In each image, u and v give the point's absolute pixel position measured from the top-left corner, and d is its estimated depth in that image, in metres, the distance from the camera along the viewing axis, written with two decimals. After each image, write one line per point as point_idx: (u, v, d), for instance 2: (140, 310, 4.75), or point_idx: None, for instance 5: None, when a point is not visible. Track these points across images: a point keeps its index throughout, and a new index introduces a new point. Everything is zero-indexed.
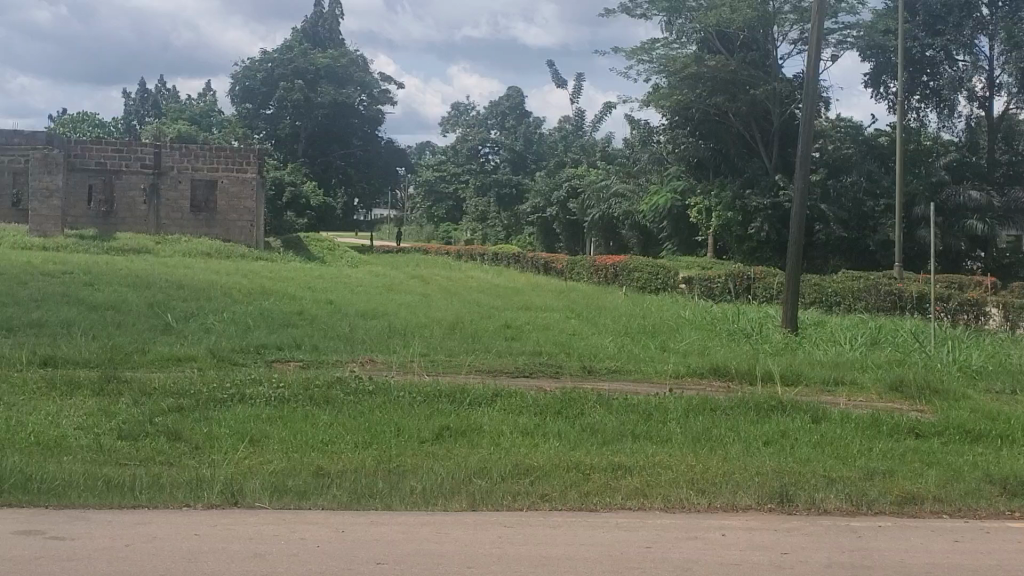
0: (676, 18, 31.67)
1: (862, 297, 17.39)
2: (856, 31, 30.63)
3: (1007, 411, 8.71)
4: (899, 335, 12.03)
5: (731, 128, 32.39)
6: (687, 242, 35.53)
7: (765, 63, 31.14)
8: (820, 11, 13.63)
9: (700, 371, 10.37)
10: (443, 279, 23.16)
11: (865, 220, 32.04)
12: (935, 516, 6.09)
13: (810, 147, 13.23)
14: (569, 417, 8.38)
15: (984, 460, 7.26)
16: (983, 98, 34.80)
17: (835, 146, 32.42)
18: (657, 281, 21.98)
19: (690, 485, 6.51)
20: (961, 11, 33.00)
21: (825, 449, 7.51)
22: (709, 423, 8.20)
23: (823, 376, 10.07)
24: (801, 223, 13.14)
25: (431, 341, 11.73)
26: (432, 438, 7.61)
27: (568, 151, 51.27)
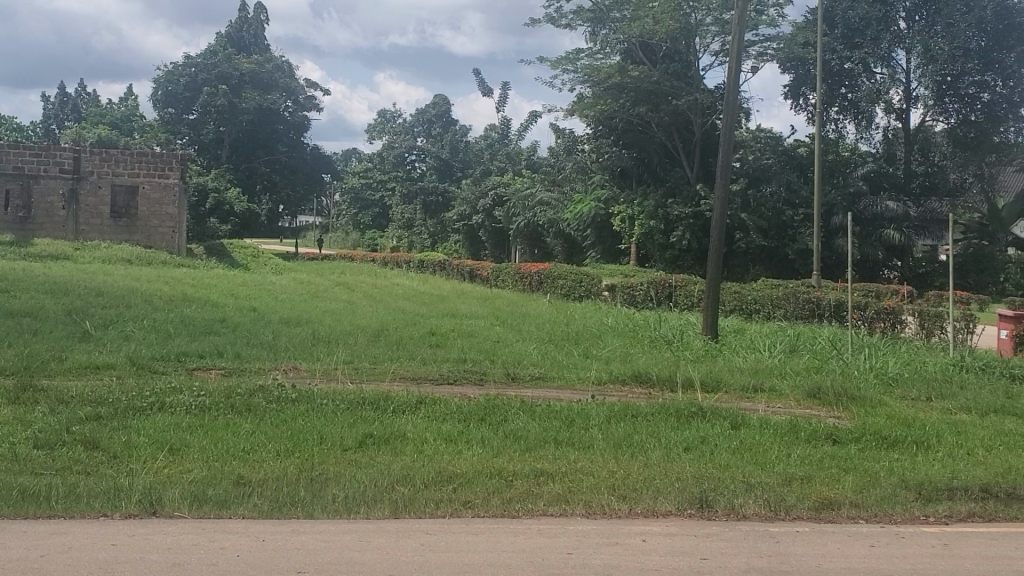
0: (601, 28, 31.95)
1: (781, 305, 17.63)
2: (776, 43, 31.06)
3: (921, 417, 8.92)
4: (817, 342, 12.25)
5: (655, 138, 32.69)
6: (612, 250, 35.85)
7: (687, 74, 31.51)
8: (740, 23, 13.86)
9: (622, 377, 10.47)
10: (367, 286, 23.09)
11: (785, 229, 32.57)
12: (851, 521, 6.22)
13: (729, 158, 13.43)
14: (492, 424, 8.40)
15: (899, 466, 7.43)
16: (900, 111, 35.63)
17: (756, 156, 32.75)
18: (580, 289, 22.10)
19: (612, 491, 6.58)
20: (879, 24, 33.84)
21: (744, 455, 7.63)
22: (630, 429, 8.29)
23: (742, 384, 10.21)
24: (722, 231, 13.33)
25: (355, 349, 11.69)
26: (355, 445, 7.59)
27: (494, 159, 51.41)
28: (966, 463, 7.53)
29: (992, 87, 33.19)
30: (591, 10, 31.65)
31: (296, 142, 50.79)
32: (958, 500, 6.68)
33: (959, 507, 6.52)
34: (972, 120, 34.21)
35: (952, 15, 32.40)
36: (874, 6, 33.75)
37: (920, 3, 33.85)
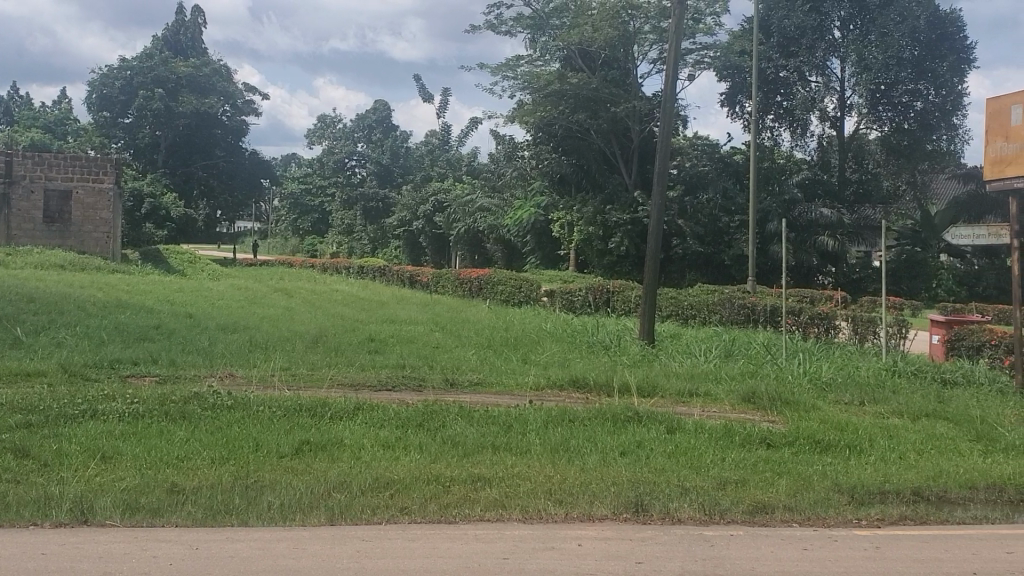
0: (541, 36, 32.14)
1: (717, 310, 17.80)
2: (713, 52, 31.37)
3: (854, 421, 9.07)
4: (752, 347, 12.40)
5: (594, 144, 32.86)
6: (552, 256, 35.99)
7: (625, 81, 31.75)
8: (677, 30, 13.98)
9: (560, 383, 10.51)
10: (306, 292, 22.96)
11: (721, 236, 32.99)
12: (785, 524, 6.30)
13: (666, 165, 13.54)
14: (430, 430, 8.39)
15: (833, 469, 7.55)
16: (834, 119, 36.17)
17: (692, 163, 32.88)
18: (519, 294, 22.16)
19: (548, 495, 6.61)
20: (813, 34, 34.29)
21: (679, 459, 7.71)
22: (567, 433, 8.34)
23: (678, 389, 10.28)
24: (659, 237, 13.43)
25: (293, 356, 11.61)
26: (292, 452, 7.54)
27: (435, 164, 51.38)
28: (898, 467, 7.67)
29: (925, 95, 33.77)
30: (531, 17, 31.81)
31: (234, 147, 50.34)
32: (890, 504, 6.78)
33: (890, 510, 6.64)
34: (905, 128, 34.77)
35: (886, 24, 32.91)
36: (809, 16, 34.20)
37: (854, 12, 34.42)
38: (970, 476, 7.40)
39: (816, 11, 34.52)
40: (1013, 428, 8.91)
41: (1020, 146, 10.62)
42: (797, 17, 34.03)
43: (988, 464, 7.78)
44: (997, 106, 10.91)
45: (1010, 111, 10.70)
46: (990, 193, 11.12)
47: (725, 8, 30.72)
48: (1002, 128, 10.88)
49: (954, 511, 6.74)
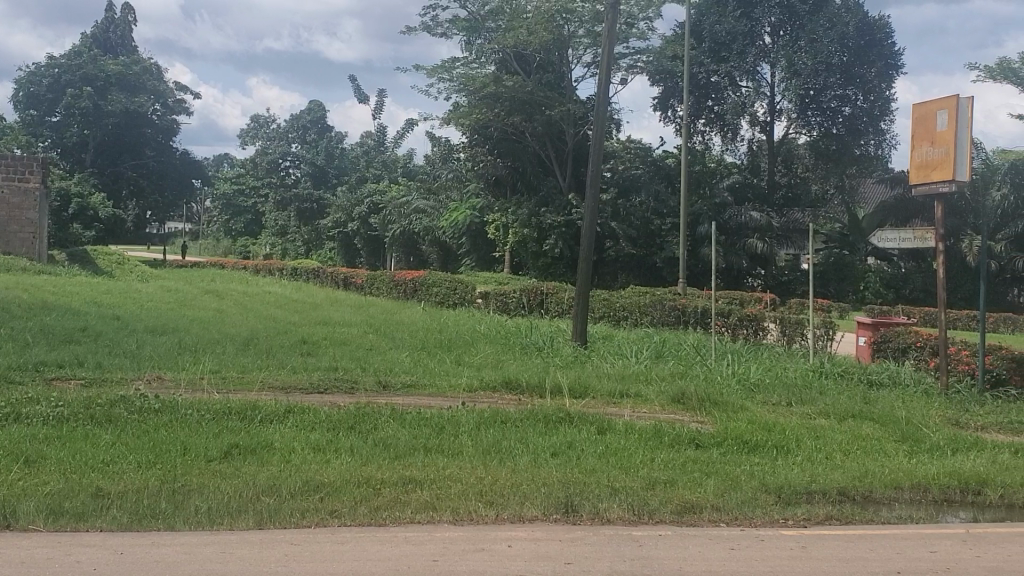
0: (476, 38, 31.86)
1: (649, 312, 17.92)
2: (646, 56, 31.58)
3: (782, 422, 9.19)
4: (682, 348, 12.52)
5: (529, 147, 32.98)
6: (487, 258, 36.00)
7: (560, 85, 32.04)
8: (610, 35, 14.04)
9: (492, 385, 10.52)
10: (237, 294, 22.75)
11: (653, 238, 33.18)
12: (713, 525, 6.37)
13: (599, 168, 13.60)
14: (361, 433, 8.35)
15: (760, 470, 7.64)
16: (764, 124, 36.63)
17: (625, 167, 33.42)
18: (455, 296, 22.14)
19: (479, 497, 6.63)
20: (744, 39, 34.64)
21: (608, 459, 7.77)
22: (499, 435, 8.36)
23: (609, 390, 10.35)
24: (591, 240, 13.51)
25: (224, 358, 11.50)
26: (220, 456, 7.46)
27: (370, 165, 51.22)
28: (824, 467, 7.78)
29: (853, 101, 34.52)
30: (466, 19, 31.72)
31: (165, 146, 49.71)
32: (816, 504, 6.89)
33: (816, 510, 6.74)
34: (834, 133, 35.34)
35: (815, 31, 33.41)
36: (740, 22, 34.65)
37: (784, 19, 34.89)
38: (895, 476, 7.54)
39: (747, 17, 34.95)
40: (936, 429, 9.10)
41: (945, 150, 10.83)
42: (729, 22, 34.42)
43: (911, 464, 7.95)
44: (923, 110, 11.06)
45: (936, 116, 10.87)
46: (915, 195, 11.37)
47: (658, 13, 31.03)
48: (929, 132, 11.05)
49: (878, 510, 6.86)
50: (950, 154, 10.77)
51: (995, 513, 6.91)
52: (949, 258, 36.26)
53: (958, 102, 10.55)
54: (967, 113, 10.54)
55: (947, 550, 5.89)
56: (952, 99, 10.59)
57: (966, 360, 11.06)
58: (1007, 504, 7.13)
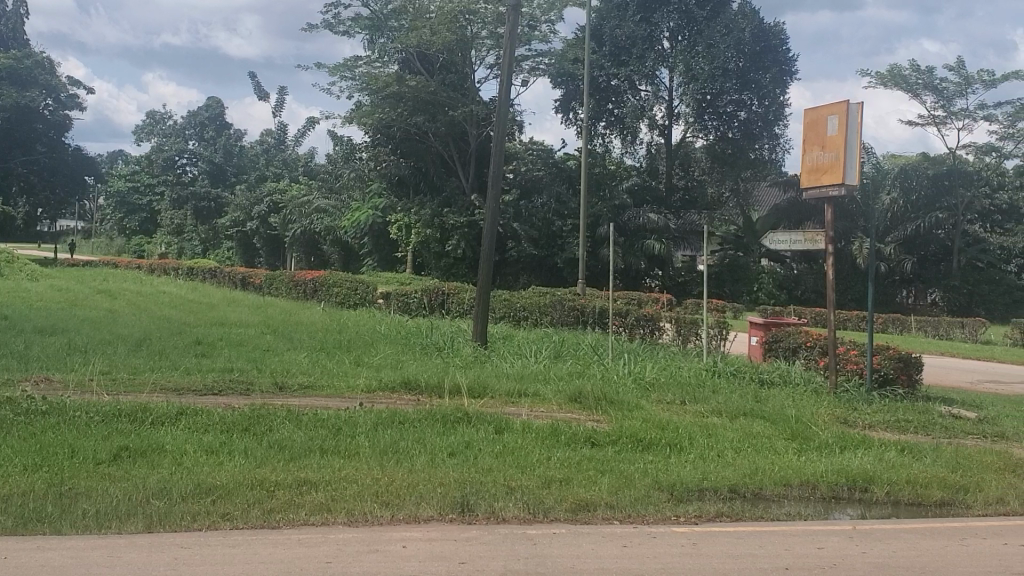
0: (379, 36, 31.83)
1: (548, 312, 18.04)
2: (548, 59, 31.75)
3: (675, 420, 9.32)
4: (580, 348, 12.63)
5: (432, 147, 33.03)
6: (388, 258, 35.87)
7: (462, 85, 32.13)
8: (511, 36, 14.06)
9: (391, 386, 10.46)
10: (131, 294, 22.29)
11: (553, 239, 33.53)
12: (606, 522, 6.44)
13: (500, 169, 13.64)
14: (256, 434, 8.25)
15: (653, 468, 7.73)
16: (662, 127, 37.12)
17: (527, 168, 33.15)
18: (355, 296, 22.01)
19: (375, 497, 6.60)
20: (643, 44, 35.25)
21: (506, 459, 7.79)
22: (396, 435, 8.33)
23: (507, 389, 10.38)
24: (492, 241, 13.49)
25: (115, 359, 11.28)
26: (109, 459, 7.31)
27: (270, 163, 50.73)
28: (716, 465, 7.92)
29: (748, 106, 35.17)
30: (368, 18, 31.57)
31: (57, 143, 48.47)
32: (707, 500, 7.02)
33: (707, 507, 6.85)
34: (729, 137, 36.04)
35: (712, 36, 34.17)
36: (639, 26, 35.22)
37: (682, 24, 35.53)
38: (785, 474, 7.71)
39: (646, 21, 35.43)
40: (825, 427, 9.32)
41: (835, 155, 11.12)
42: (628, 26, 35.10)
43: (802, 462, 8.13)
44: (814, 115, 11.29)
45: (826, 121, 11.12)
46: (806, 199, 11.63)
47: (560, 16, 31.25)
48: (819, 137, 11.30)
49: (769, 507, 7.01)
50: (840, 159, 11.06)
51: (881, 509, 7.12)
52: (841, 260, 37.22)
53: (848, 108, 10.82)
54: (856, 119, 10.85)
55: (835, 547, 6.04)
56: (843, 105, 10.85)
57: (855, 359, 11.39)
58: (892, 501, 7.34)
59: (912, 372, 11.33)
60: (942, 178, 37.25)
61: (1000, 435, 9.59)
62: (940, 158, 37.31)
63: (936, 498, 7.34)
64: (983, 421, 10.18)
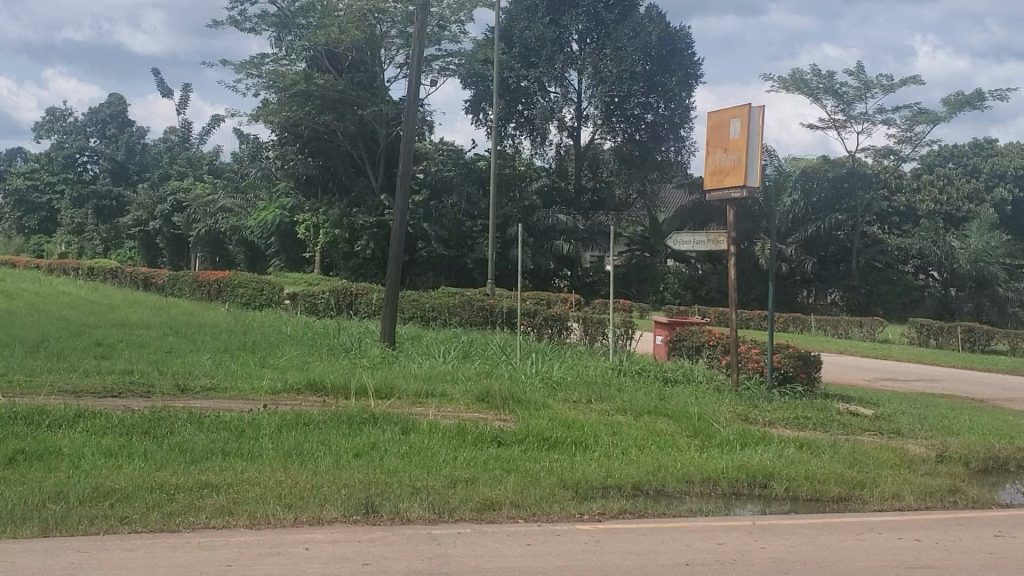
0: (286, 34, 31.30)
1: (457, 313, 18.04)
2: (457, 59, 31.78)
3: (582, 419, 9.36)
4: (488, 348, 12.65)
5: (340, 146, 32.92)
6: (296, 259, 35.50)
7: (372, 84, 32.07)
8: (421, 36, 13.97)
9: (296, 387, 10.36)
10: (28, 293, 21.67)
11: (462, 240, 33.54)
12: (510, 520, 6.48)
13: (409, 169, 13.58)
14: (157, 437, 8.11)
15: (559, 467, 7.77)
16: (572, 128, 37.32)
17: (438, 169, 33.26)
18: (260, 298, 21.73)
19: (278, 501, 6.52)
20: (552, 46, 35.40)
21: (411, 459, 7.77)
22: (300, 437, 8.24)
23: (414, 390, 10.35)
24: (400, 241, 13.43)
25: (11, 361, 10.99)
26: (4, 463, 7.12)
27: (173, 162, 49.86)
28: (619, 462, 8.00)
29: (655, 108, 35.64)
30: (275, 15, 30.98)
31: None
32: (612, 498, 7.09)
33: (611, 505, 6.91)
34: (637, 139, 36.31)
35: (620, 39, 34.69)
36: (548, 29, 35.46)
37: (591, 26, 36.14)
38: (687, 470, 7.83)
39: (554, 23, 35.75)
40: (727, 424, 9.47)
41: (737, 157, 11.31)
42: (538, 28, 35.15)
43: (704, 458, 8.25)
44: (716, 118, 11.51)
45: (729, 124, 11.35)
46: (709, 201, 11.78)
47: (469, 17, 31.30)
48: (721, 140, 11.50)
49: (671, 503, 7.11)
50: (742, 160, 11.26)
51: (779, 505, 7.25)
52: (745, 260, 37.86)
53: (751, 111, 11.06)
54: (758, 122, 11.11)
55: (734, 542, 6.15)
56: (745, 108, 11.10)
57: (755, 358, 11.56)
58: (791, 496, 7.48)
59: (811, 370, 11.60)
60: (842, 179, 38.09)
61: (896, 431, 9.84)
62: (840, 160, 38.13)
63: (834, 494, 7.49)
64: (879, 417, 10.43)
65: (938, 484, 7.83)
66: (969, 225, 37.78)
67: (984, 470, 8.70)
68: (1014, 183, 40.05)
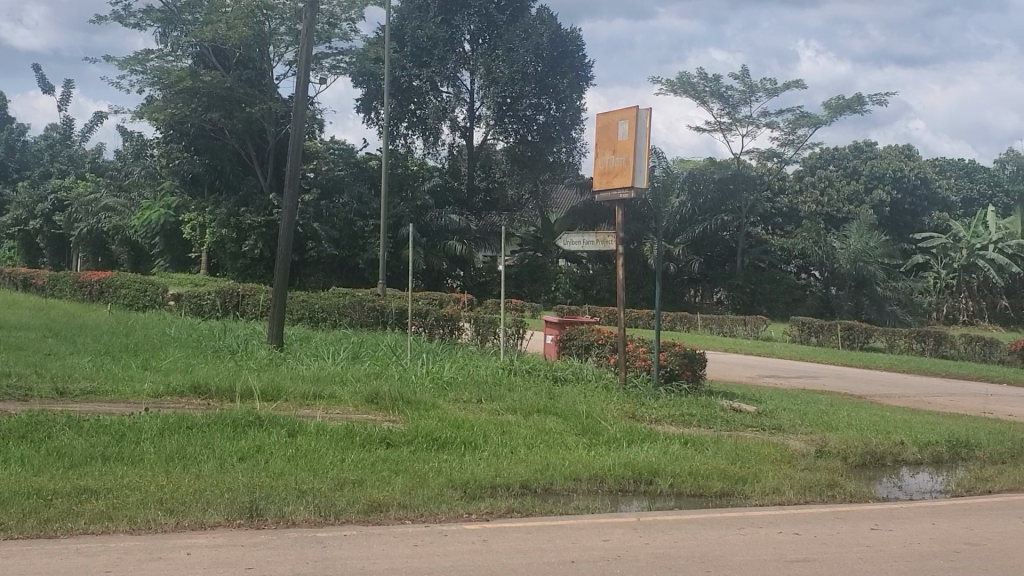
0: (171, 30, 30.71)
1: (347, 314, 17.92)
2: (348, 57, 31.66)
3: (470, 419, 9.36)
4: (378, 349, 12.57)
5: (227, 145, 32.39)
6: (182, 259, 34.82)
7: (260, 82, 31.65)
8: (309, 33, 13.84)
9: (180, 390, 10.16)
10: None
11: (354, 240, 33.30)
12: (397, 522, 6.45)
13: (298, 168, 13.44)
14: (35, 441, 7.88)
15: (448, 467, 7.77)
16: (464, 128, 37.33)
17: (329, 168, 32.91)
18: (144, 298, 21.26)
19: (159, 505, 6.39)
20: (444, 46, 35.36)
21: (297, 462, 7.69)
22: (183, 440, 8.08)
23: (301, 391, 10.23)
24: (288, 241, 13.26)
25: None
26: None
27: (54, 160, 48.39)
28: (508, 461, 8.02)
29: (546, 110, 36.11)
30: (161, 11, 30.26)
31: None
32: (500, 497, 7.11)
33: (499, 504, 6.93)
34: (529, 140, 36.64)
35: (512, 40, 34.95)
36: (440, 28, 35.39)
37: (482, 27, 36.18)
38: (574, 468, 7.89)
39: (446, 23, 35.64)
40: (614, 422, 9.58)
41: (625, 158, 11.45)
42: (430, 28, 35.10)
43: (591, 456, 8.34)
44: (604, 121, 11.65)
45: (618, 125, 11.48)
46: (598, 201, 11.89)
47: (360, 15, 31.08)
48: (610, 141, 11.63)
49: (557, 501, 7.17)
50: (630, 162, 11.39)
51: (664, 501, 7.36)
52: (635, 261, 38.38)
53: (637, 113, 11.20)
54: (645, 124, 11.25)
55: (620, 538, 6.22)
56: (632, 110, 11.24)
57: (643, 356, 11.68)
58: (675, 492, 7.61)
59: (696, 367, 11.84)
60: (728, 180, 38.81)
61: (777, 427, 10.07)
62: (727, 162, 38.89)
63: (717, 489, 7.65)
64: (761, 414, 10.67)
65: (817, 478, 8.04)
66: (849, 227, 38.93)
67: (861, 464, 8.97)
68: (893, 185, 41.51)
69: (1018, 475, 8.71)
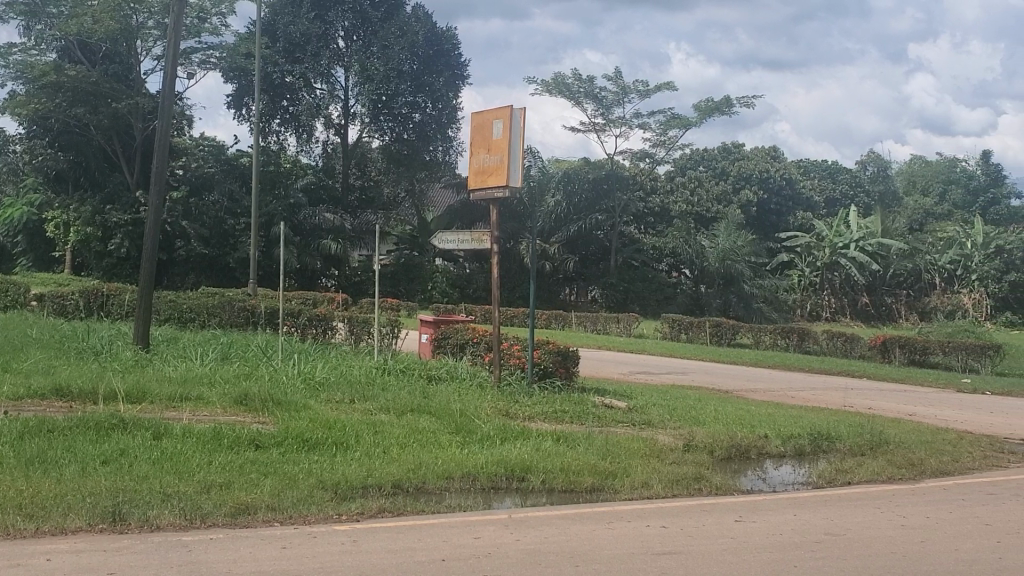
0: (36, 23, 29.89)
1: (216, 314, 17.61)
2: (218, 52, 31.18)
3: (342, 419, 9.29)
4: (247, 350, 12.38)
5: (93, 141, 31.48)
6: (45, 258, 33.78)
7: (128, 76, 30.94)
8: (176, 26, 13.54)
9: (41, 392, 9.85)
10: None
11: (225, 239, 32.83)
12: (265, 524, 6.37)
13: (164, 164, 13.13)
14: None
15: (317, 468, 7.70)
16: (339, 126, 37.03)
17: (198, 164, 32.46)
18: (4, 299, 20.54)
19: (18, 510, 6.19)
20: (318, 42, 35.08)
21: (163, 465, 7.53)
22: (44, 444, 7.83)
23: (168, 393, 10.03)
24: (154, 240, 12.95)
25: None
26: None
27: None
28: (380, 461, 7.99)
29: (422, 108, 35.96)
30: (25, 3, 29.48)
31: None
32: (370, 497, 7.08)
33: (369, 504, 6.91)
34: (404, 138, 36.47)
35: (387, 37, 34.83)
36: (314, 24, 35.06)
37: (357, 24, 35.97)
38: (446, 467, 7.87)
39: (320, 20, 35.35)
40: (486, 420, 9.61)
41: (499, 158, 11.50)
42: (303, 23, 34.71)
43: (463, 455, 8.33)
44: (479, 119, 11.69)
45: (492, 125, 11.52)
46: (473, 200, 11.95)
47: (231, 11, 30.61)
48: (485, 140, 11.66)
49: (428, 501, 7.17)
50: (504, 162, 11.45)
51: (535, 498, 7.42)
52: (510, 259, 38.61)
53: (512, 113, 11.26)
54: (519, 124, 11.30)
55: (491, 536, 6.26)
56: (507, 110, 11.29)
57: (517, 354, 11.73)
58: (546, 488, 7.70)
59: (568, 364, 11.97)
60: (601, 180, 39.27)
61: (646, 423, 10.23)
62: (600, 162, 39.37)
63: (587, 485, 7.76)
64: (631, 410, 10.84)
65: (684, 472, 8.21)
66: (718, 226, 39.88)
67: (727, 458, 9.19)
68: (759, 185, 42.98)
69: (875, 466, 9.02)
